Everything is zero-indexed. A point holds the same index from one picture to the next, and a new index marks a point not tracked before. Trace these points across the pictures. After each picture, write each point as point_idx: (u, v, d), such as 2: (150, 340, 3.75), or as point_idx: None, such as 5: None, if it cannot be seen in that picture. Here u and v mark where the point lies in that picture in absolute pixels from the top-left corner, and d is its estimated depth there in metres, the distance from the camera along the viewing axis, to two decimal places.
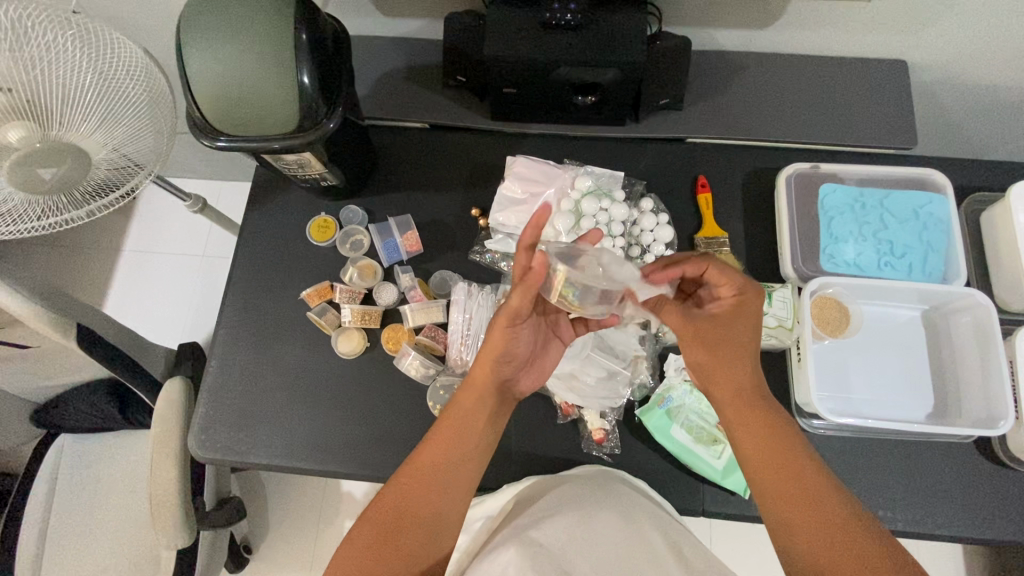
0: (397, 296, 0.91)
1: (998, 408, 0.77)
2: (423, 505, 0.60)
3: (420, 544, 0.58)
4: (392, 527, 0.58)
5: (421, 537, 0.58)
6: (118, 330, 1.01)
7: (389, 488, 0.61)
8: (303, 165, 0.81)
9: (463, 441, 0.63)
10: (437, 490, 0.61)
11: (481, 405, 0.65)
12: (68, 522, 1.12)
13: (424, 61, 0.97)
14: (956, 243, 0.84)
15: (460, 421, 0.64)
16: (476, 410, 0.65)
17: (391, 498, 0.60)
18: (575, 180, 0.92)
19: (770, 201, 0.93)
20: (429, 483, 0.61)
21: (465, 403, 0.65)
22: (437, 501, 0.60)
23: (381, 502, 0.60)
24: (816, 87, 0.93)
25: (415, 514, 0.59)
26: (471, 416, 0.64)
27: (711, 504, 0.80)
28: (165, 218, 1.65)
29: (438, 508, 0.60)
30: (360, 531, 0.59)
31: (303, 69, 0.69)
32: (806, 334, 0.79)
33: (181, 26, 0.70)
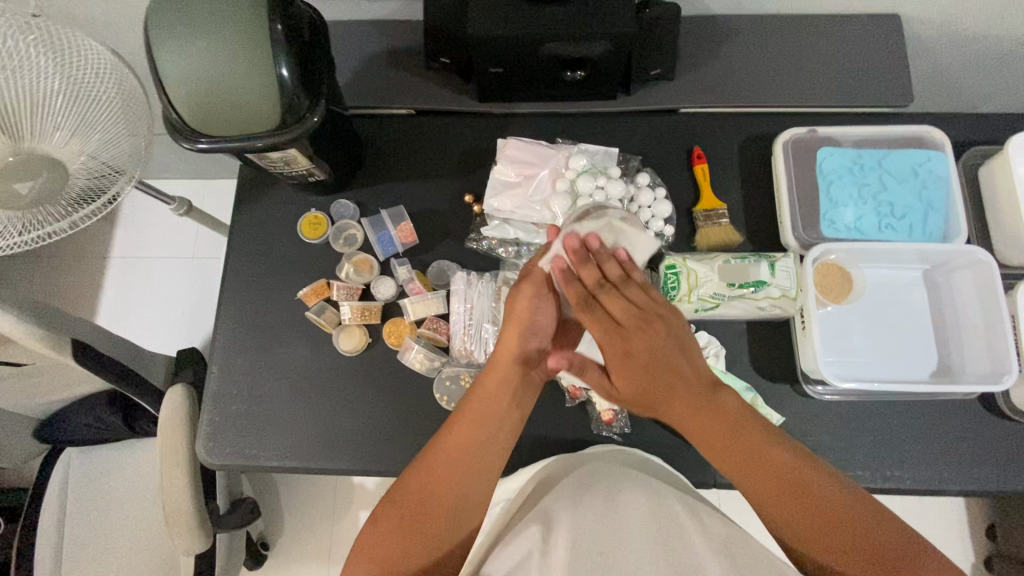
0: (395, 289, 0.89)
1: (1000, 362, 0.77)
2: (446, 494, 0.63)
3: (445, 528, 0.62)
4: (419, 512, 0.62)
5: (446, 523, 0.62)
6: (115, 342, 0.99)
7: (416, 469, 0.65)
8: (288, 162, 0.79)
9: (492, 425, 0.66)
10: (470, 475, 0.64)
11: (505, 385, 0.68)
12: (83, 533, 1.12)
13: (406, 45, 0.94)
14: (956, 201, 0.83)
15: (486, 400, 0.67)
16: (499, 391, 0.68)
17: (417, 485, 0.64)
18: (569, 159, 0.89)
19: (767, 169, 0.91)
20: (456, 470, 0.64)
21: (490, 385, 0.68)
22: (469, 483, 0.64)
23: (407, 487, 0.64)
24: (809, 48, 0.91)
25: (437, 500, 0.63)
26: (500, 389, 0.68)
27: (721, 476, 0.80)
28: (150, 221, 1.62)
29: (463, 496, 0.64)
30: (386, 514, 0.63)
31: (282, 61, 0.66)
32: (810, 303, 0.79)
33: (149, 23, 0.66)
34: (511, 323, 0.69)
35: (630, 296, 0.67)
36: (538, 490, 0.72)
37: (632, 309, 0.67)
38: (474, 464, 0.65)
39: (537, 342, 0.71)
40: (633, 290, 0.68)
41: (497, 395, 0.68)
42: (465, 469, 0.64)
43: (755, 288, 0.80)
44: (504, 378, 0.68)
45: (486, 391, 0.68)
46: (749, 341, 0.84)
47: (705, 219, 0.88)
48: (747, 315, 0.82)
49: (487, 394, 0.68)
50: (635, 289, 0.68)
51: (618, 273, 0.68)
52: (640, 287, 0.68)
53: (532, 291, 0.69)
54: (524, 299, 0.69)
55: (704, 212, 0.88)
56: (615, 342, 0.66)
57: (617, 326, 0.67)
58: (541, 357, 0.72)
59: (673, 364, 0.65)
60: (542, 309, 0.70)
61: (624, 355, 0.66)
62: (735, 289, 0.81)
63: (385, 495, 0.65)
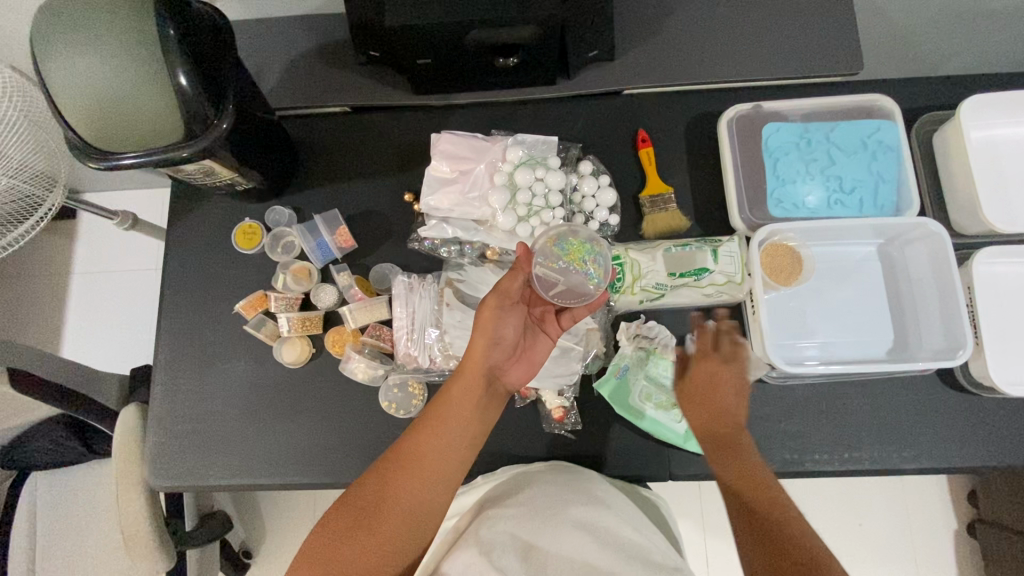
0: (337, 296, 0.87)
1: (956, 336, 0.75)
2: (396, 504, 0.61)
3: (394, 538, 0.60)
4: (366, 519, 0.60)
5: (398, 531, 0.60)
6: (60, 365, 0.97)
7: (373, 476, 0.63)
8: (209, 173, 0.75)
9: (454, 434, 0.65)
10: (429, 483, 0.63)
11: (470, 393, 0.67)
12: (52, 557, 1.12)
13: (334, 40, 0.90)
14: (907, 171, 0.80)
15: (452, 408, 0.66)
16: (463, 399, 0.67)
17: (368, 491, 0.62)
18: (506, 152, 0.85)
19: (714, 149, 0.88)
20: (414, 475, 0.62)
21: (455, 393, 0.67)
22: (427, 491, 0.62)
23: (362, 490, 0.62)
24: (752, 20, 0.87)
25: (388, 512, 0.61)
26: (465, 398, 0.67)
27: (677, 469, 0.79)
28: (109, 234, 1.58)
29: (416, 503, 0.62)
30: (335, 515, 0.61)
31: (179, 68, 0.62)
32: (756, 287, 0.76)
33: (35, 38, 0.62)
34: (478, 331, 0.69)
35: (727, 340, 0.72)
36: (488, 503, 0.71)
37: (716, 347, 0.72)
38: (433, 476, 0.63)
39: (502, 353, 0.71)
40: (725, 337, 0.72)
41: (462, 408, 0.66)
42: (423, 479, 0.63)
43: (698, 276, 0.78)
44: (470, 388, 0.67)
45: (452, 399, 0.66)
46: None
47: (651, 205, 0.85)
48: (696, 303, 0.80)
49: (452, 402, 0.66)
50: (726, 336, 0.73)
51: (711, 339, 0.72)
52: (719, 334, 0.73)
53: (497, 298, 0.70)
54: (488, 306, 0.70)
55: (649, 198, 0.85)
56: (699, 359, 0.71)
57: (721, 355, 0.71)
58: (504, 371, 0.71)
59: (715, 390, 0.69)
60: (506, 319, 0.71)
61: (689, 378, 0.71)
62: (677, 278, 0.78)
63: (341, 495, 0.63)
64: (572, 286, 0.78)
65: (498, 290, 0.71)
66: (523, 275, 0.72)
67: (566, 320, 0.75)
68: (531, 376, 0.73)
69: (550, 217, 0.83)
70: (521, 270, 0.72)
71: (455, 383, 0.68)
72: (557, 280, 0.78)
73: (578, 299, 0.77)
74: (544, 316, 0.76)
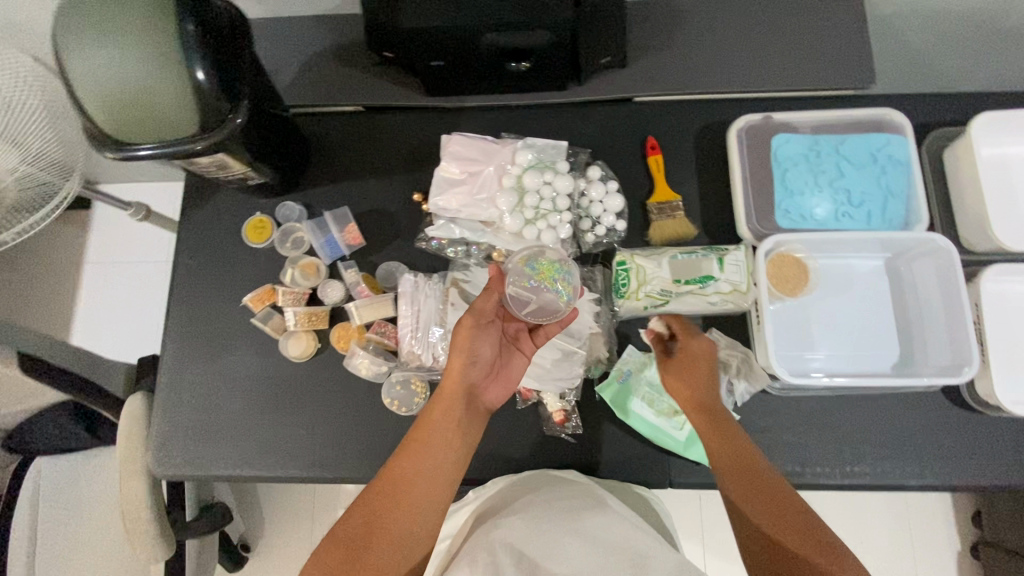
0: (344, 292, 0.87)
1: (961, 353, 0.74)
2: (386, 525, 0.61)
3: (389, 559, 0.60)
4: (357, 546, 0.60)
5: (390, 554, 0.60)
6: (69, 351, 0.98)
7: (363, 502, 0.63)
8: (222, 167, 0.76)
9: (438, 456, 0.65)
10: (419, 506, 0.63)
11: (449, 413, 0.67)
12: (53, 542, 1.13)
13: (350, 40, 0.91)
14: (916, 186, 0.80)
15: (431, 433, 0.66)
16: (444, 420, 0.67)
17: (358, 516, 0.62)
18: (515, 154, 0.86)
19: (723, 158, 0.88)
20: (402, 499, 0.62)
21: (435, 414, 0.67)
22: (417, 514, 0.62)
23: (352, 517, 0.62)
24: (764, 31, 0.87)
25: (380, 536, 0.61)
26: (445, 419, 0.67)
27: (676, 476, 0.79)
28: (122, 225, 1.61)
29: (406, 526, 0.62)
30: (326, 546, 0.60)
31: (196, 64, 0.63)
32: (762, 296, 0.76)
33: (58, 30, 0.64)
34: (455, 351, 0.69)
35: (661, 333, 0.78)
36: (487, 514, 0.71)
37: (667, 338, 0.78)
38: (420, 497, 0.63)
39: (479, 372, 0.71)
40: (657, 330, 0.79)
41: (443, 429, 0.66)
42: (411, 502, 0.63)
43: (702, 283, 0.78)
44: (450, 409, 0.67)
45: (432, 423, 0.66)
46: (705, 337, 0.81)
47: (658, 212, 0.85)
48: (700, 310, 0.80)
49: (432, 427, 0.66)
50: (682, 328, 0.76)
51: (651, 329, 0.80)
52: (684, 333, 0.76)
53: (472, 318, 0.70)
54: (464, 326, 0.70)
55: (657, 205, 0.85)
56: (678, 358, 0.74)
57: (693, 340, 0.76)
58: (482, 389, 0.71)
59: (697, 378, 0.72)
60: (482, 339, 0.71)
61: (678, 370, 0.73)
62: (682, 285, 0.78)
63: (332, 526, 0.63)
64: (545, 303, 0.78)
65: (473, 310, 0.72)
66: (495, 295, 0.73)
67: (541, 337, 0.75)
68: (509, 393, 0.73)
69: (557, 220, 0.84)
70: (493, 290, 0.73)
71: (435, 405, 0.68)
72: (531, 298, 0.78)
73: (551, 316, 0.77)
74: (520, 335, 0.76)
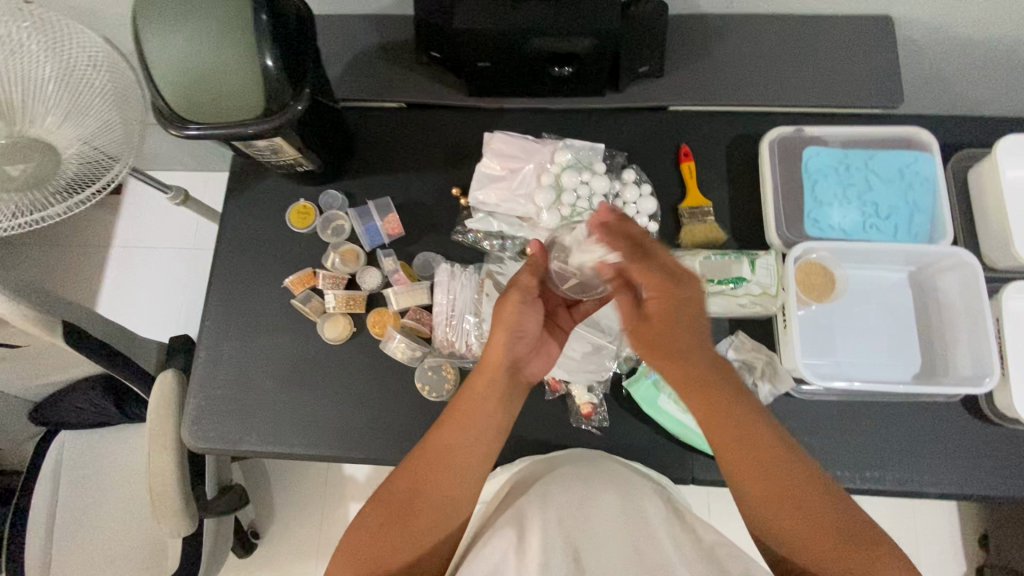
0: (381, 280, 0.90)
1: (982, 364, 0.77)
2: (425, 495, 0.63)
3: (430, 528, 0.62)
4: (397, 515, 0.62)
5: (429, 523, 0.62)
6: (107, 326, 1.01)
7: (402, 474, 0.65)
8: (276, 151, 0.80)
9: (478, 427, 0.66)
10: (457, 476, 0.64)
11: (493, 386, 0.68)
12: (73, 516, 1.14)
13: (397, 39, 0.95)
14: (942, 202, 0.82)
15: (475, 407, 0.67)
16: (487, 393, 0.68)
17: (400, 486, 0.64)
18: (555, 154, 0.89)
19: (753, 168, 0.91)
20: (440, 470, 0.64)
21: (476, 388, 0.68)
22: (454, 482, 0.64)
23: (391, 488, 0.64)
24: (797, 49, 0.91)
25: (418, 504, 0.62)
26: (490, 393, 0.68)
27: (699, 472, 0.80)
28: (152, 210, 1.64)
29: (443, 495, 0.63)
30: (367, 516, 0.63)
31: (267, 51, 0.67)
32: (790, 301, 0.79)
33: (137, 12, 0.68)
34: (499, 327, 0.70)
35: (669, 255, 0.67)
36: (518, 487, 0.73)
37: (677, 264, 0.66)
38: (457, 466, 0.64)
39: (525, 347, 0.72)
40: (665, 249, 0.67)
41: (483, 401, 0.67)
42: (447, 472, 0.64)
43: (734, 285, 0.81)
44: (493, 382, 0.68)
45: (474, 395, 0.68)
46: (732, 338, 0.84)
47: (690, 216, 0.88)
48: (729, 312, 0.82)
49: (473, 400, 0.67)
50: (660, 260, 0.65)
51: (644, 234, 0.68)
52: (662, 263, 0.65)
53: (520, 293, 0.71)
54: (510, 303, 0.71)
55: (688, 209, 0.88)
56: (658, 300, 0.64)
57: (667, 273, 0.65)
58: (527, 363, 0.73)
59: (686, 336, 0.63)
60: (528, 315, 0.72)
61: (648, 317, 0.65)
62: (714, 285, 0.81)
63: (372, 496, 0.65)
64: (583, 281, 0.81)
65: (517, 286, 0.72)
66: (539, 270, 0.74)
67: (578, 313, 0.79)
68: (550, 366, 0.76)
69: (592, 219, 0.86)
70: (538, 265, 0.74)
71: (478, 381, 0.69)
72: None
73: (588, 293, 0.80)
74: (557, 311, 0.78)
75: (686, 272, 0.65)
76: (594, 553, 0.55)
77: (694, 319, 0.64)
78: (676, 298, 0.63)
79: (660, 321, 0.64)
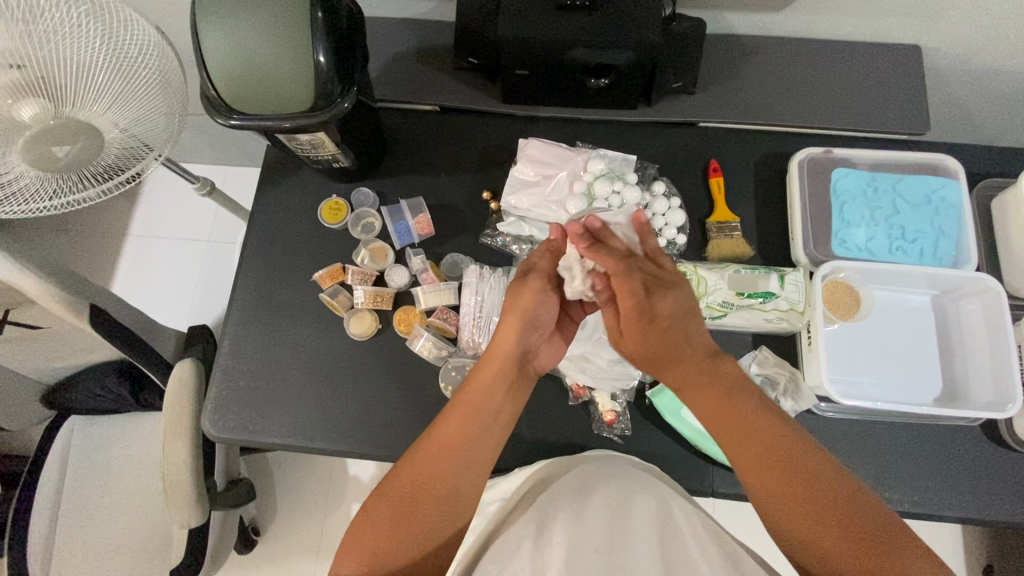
0: (408, 278, 0.91)
1: (1005, 391, 0.78)
2: (434, 488, 0.61)
3: (440, 521, 0.61)
4: (407, 505, 0.60)
5: (437, 516, 0.61)
6: (129, 312, 1.01)
7: (409, 461, 0.63)
8: (316, 146, 0.81)
9: (485, 418, 0.65)
10: (464, 470, 0.63)
11: (503, 377, 0.67)
12: (80, 502, 1.13)
13: (435, 43, 0.97)
14: (967, 228, 0.84)
15: (481, 396, 0.65)
16: (497, 383, 0.66)
17: (409, 473, 0.62)
18: (588, 163, 0.91)
19: (781, 187, 0.93)
20: (448, 460, 0.62)
21: (485, 375, 0.67)
22: (463, 476, 0.62)
23: (400, 476, 0.62)
24: (828, 73, 0.93)
25: (428, 496, 0.61)
26: (495, 383, 0.66)
27: (719, 485, 0.81)
28: (171, 201, 1.65)
29: (452, 488, 0.62)
30: (376, 502, 0.61)
31: (320, 48, 0.68)
32: (817, 318, 0.80)
33: (196, 5, 0.69)
34: (512, 313, 0.69)
35: (649, 268, 0.68)
36: (539, 486, 0.73)
37: (654, 278, 0.67)
38: (465, 458, 0.63)
39: (538, 336, 0.71)
40: (647, 261, 0.69)
41: (491, 390, 0.66)
42: (455, 463, 0.62)
43: (764, 299, 0.82)
44: (503, 371, 0.67)
45: (484, 385, 0.66)
46: (755, 352, 0.84)
47: (718, 230, 0.89)
48: (755, 326, 0.83)
49: (483, 389, 0.66)
50: (647, 262, 0.69)
51: (631, 247, 0.70)
52: (643, 267, 0.68)
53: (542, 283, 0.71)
54: (530, 291, 0.70)
55: (716, 223, 0.89)
56: (643, 308, 0.65)
57: (644, 292, 0.65)
58: (536, 352, 0.72)
59: (676, 334, 0.65)
60: (544, 303, 0.71)
61: (650, 322, 0.65)
62: (744, 298, 0.82)
63: (380, 483, 0.63)
64: None
65: (534, 273, 0.72)
66: (558, 258, 0.72)
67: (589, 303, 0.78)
68: (560, 356, 0.75)
69: None
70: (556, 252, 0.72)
71: (485, 369, 0.68)
72: None
73: None
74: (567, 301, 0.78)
75: (661, 285, 0.67)
76: (625, 557, 0.56)
77: (671, 335, 0.65)
78: (654, 311, 0.65)
79: (639, 337, 0.66)
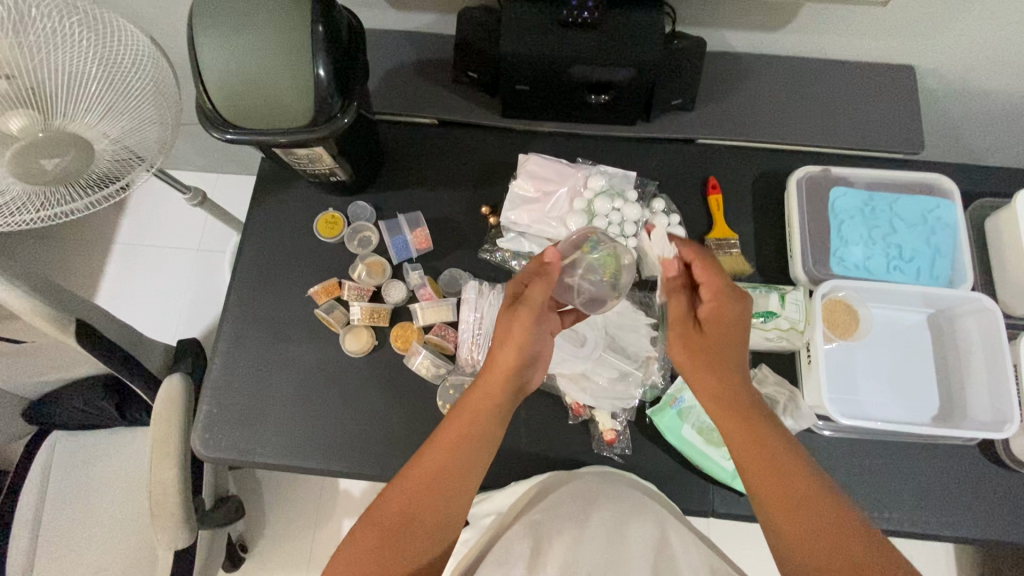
0: (406, 293, 0.90)
1: (1002, 410, 0.78)
2: (425, 509, 0.60)
3: (427, 543, 0.59)
4: (397, 529, 0.59)
5: (424, 537, 0.59)
6: (117, 325, 0.98)
7: (398, 482, 0.62)
8: (313, 160, 0.79)
9: (473, 440, 0.63)
10: (454, 491, 0.61)
11: (491, 404, 0.65)
12: (61, 521, 1.09)
13: (435, 57, 0.96)
14: (963, 248, 0.85)
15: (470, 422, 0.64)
16: (486, 410, 0.64)
17: (399, 493, 0.61)
18: (588, 179, 0.91)
19: (779, 204, 0.93)
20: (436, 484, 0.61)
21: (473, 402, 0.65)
22: (452, 498, 0.61)
23: (391, 500, 0.61)
24: (825, 92, 0.93)
25: (418, 517, 0.60)
26: (487, 411, 0.65)
27: (720, 505, 0.80)
28: (160, 209, 1.62)
29: (441, 510, 0.60)
30: (363, 525, 0.60)
31: (319, 61, 0.67)
32: (817, 338, 0.80)
33: (192, 16, 0.68)
34: (502, 347, 0.66)
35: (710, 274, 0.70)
36: (533, 502, 0.71)
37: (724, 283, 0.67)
38: (454, 481, 0.62)
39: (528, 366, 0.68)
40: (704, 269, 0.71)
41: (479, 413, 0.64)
42: (444, 486, 0.61)
43: (764, 319, 0.82)
44: (490, 400, 0.65)
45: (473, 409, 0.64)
46: (756, 371, 0.84)
47: (717, 248, 0.89)
48: (755, 345, 0.83)
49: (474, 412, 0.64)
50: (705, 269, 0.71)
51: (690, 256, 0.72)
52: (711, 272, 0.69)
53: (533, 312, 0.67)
54: (521, 323, 0.66)
55: (716, 241, 0.89)
56: (720, 308, 0.65)
57: (721, 290, 0.65)
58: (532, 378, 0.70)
59: (741, 344, 0.65)
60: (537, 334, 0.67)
61: (724, 324, 0.65)
62: None
63: (369, 508, 0.62)
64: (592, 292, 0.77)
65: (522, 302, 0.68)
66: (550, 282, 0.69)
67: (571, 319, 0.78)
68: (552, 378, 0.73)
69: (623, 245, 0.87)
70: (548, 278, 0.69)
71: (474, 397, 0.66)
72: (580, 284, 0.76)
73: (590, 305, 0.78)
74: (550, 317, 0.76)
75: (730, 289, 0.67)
76: None
77: (735, 337, 0.65)
78: (729, 313, 0.65)
79: (708, 336, 0.65)
